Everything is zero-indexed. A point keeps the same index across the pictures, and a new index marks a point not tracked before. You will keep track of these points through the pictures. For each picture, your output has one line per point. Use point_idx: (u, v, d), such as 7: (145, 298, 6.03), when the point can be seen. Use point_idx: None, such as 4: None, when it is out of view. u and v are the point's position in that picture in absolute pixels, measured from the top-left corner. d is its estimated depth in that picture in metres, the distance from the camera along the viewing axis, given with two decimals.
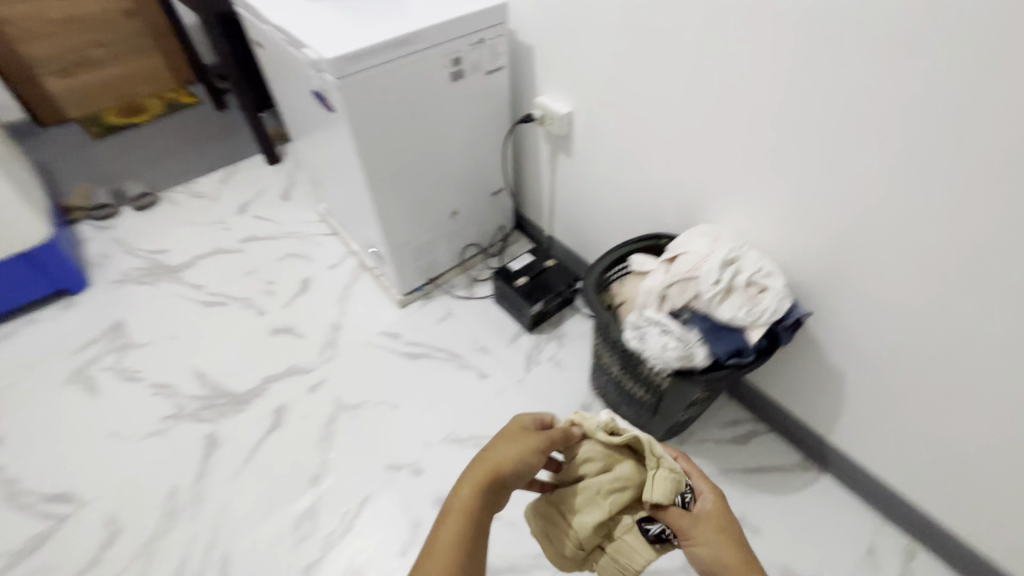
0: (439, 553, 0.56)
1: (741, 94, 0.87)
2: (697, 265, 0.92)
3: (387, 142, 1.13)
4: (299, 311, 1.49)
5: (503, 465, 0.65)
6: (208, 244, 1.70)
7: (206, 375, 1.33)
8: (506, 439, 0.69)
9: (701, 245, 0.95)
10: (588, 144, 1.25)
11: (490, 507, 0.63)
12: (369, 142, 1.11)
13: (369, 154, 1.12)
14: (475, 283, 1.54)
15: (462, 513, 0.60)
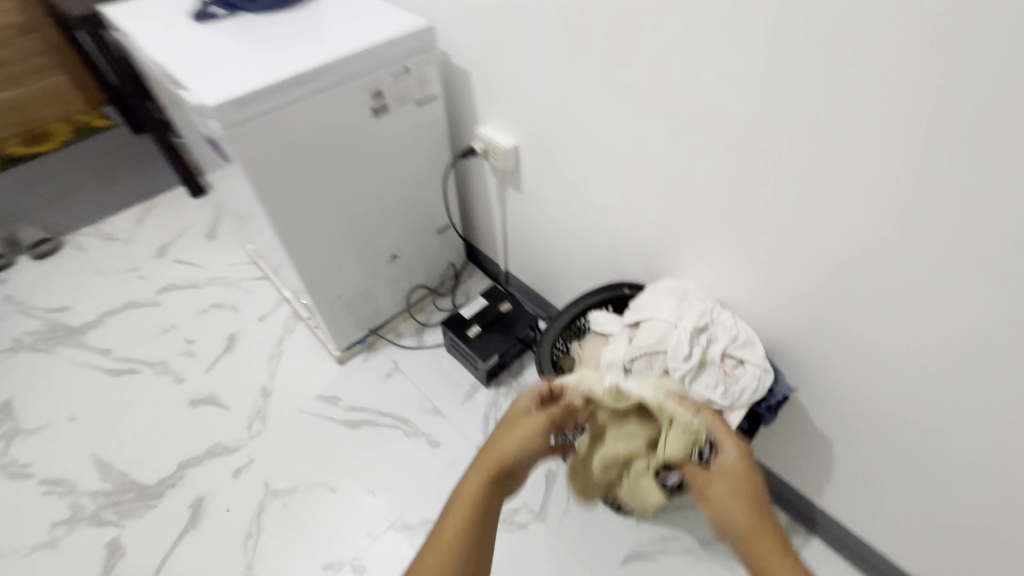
0: (449, 530, 0.60)
1: (706, 137, 0.74)
2: (664, 335, 0.79)
3: (301, 194, 0.96)
4: (223, 375, 1.30)
5: (506, 451, 0.67)
6: (119, 297, 1.49)
7: (110, 463, 1.14)
8: (508, 426, 0.71)
9: (667, 309, 0.82)
10: (538, 180, 1.11)
11: (498, 488, 0.65)
12: (278, 197, 0.94)
13: (279, 210, 0.95)
14: (425, 329, 1.39)
15: (469, 496, 0.63)
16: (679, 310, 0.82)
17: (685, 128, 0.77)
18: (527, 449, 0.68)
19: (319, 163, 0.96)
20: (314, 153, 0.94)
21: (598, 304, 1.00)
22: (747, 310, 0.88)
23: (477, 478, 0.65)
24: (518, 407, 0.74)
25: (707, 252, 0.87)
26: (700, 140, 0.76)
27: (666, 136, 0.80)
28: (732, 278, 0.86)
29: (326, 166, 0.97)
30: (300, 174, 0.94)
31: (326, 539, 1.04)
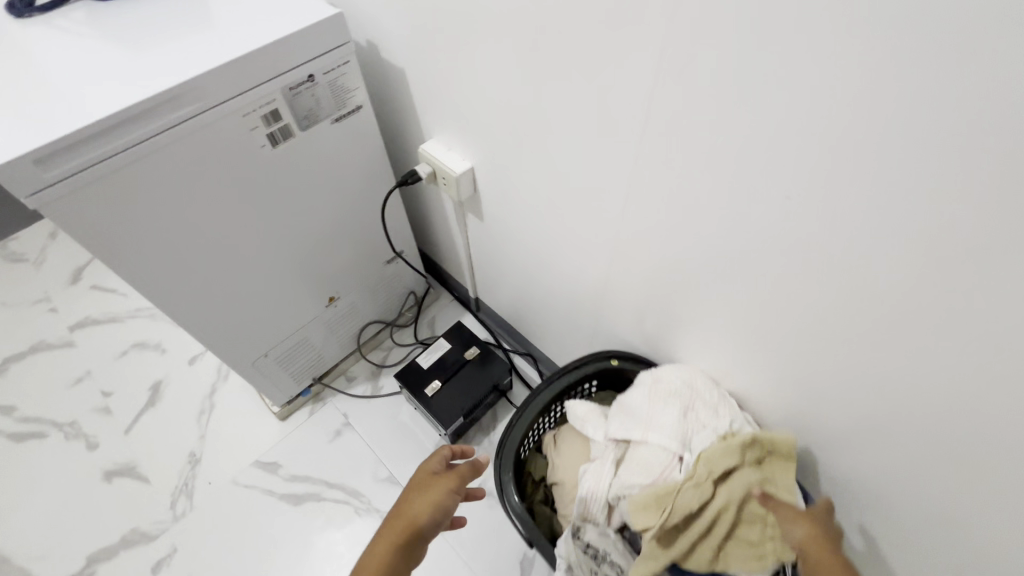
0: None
1: (725, 199, 0.50)
2: (667, 473, 0.62)
3: (186, 257, 0.73)
4: (145, 437, 1.11)
5: (416, 516, 0.61)
6: (25, 337, 1.28)
7: (7, 559, 0.97)
8: (418, 486, 0.65)
9: (668, 431, 0.64)
10: (501, 211, 0.87)
11: (408, 557, 0.59)
12: (152, 268, 0.70)
13: (158, 282, 0.72)
14: (380, 372, 1.19)
15: (374, 569, 0.56)
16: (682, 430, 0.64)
17: (691, 184, 0.53)
18: (440, 510, 0.62)
19: (203, 216, 0.72)
20: (192, 205, 0.70)
21: (577, 380, 0.80)
22: (761, 403, 0.68)
23: (385, 548, 0.58)
24: (429, 464, 0.68)
25: (711, 333, 0.67)
26: (712, 203, 0.52)
27: (664, 189, 0.56)
28: (745, 367, 0.66)
29: (213, 216, 0.73)
30: (178, 234, 0.70)
31: None
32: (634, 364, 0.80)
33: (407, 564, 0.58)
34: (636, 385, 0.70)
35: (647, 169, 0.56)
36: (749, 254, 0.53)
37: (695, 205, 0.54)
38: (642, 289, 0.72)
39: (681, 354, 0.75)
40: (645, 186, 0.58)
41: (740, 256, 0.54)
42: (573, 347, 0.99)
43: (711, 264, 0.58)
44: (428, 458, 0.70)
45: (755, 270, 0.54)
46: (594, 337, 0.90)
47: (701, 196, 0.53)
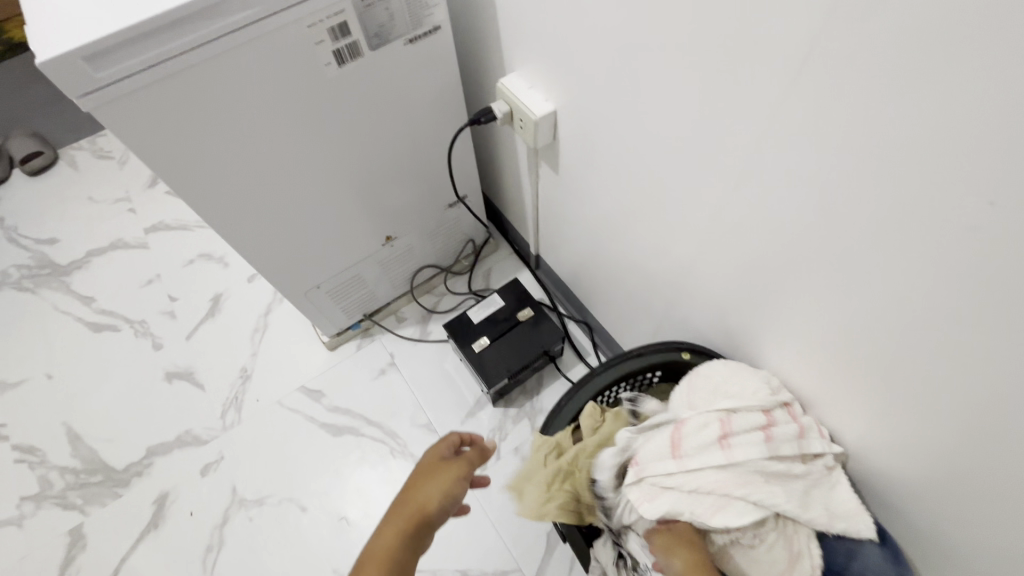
0: None
1: (885, 190, 0.38)
2: (685, 453, 0.53)
3: (240, 176, 0.69)
4: (203, 347, 1.15)
5: (427, 503, 0.57)
6: (108, 232, 1.34)
7: (81, 437, 1.06)
8: (425, 472, 0.61)
9: (700, 444, 0.53)
10: (579, 165, 0.76)
11: (417, 542, 0.55)
12: (206, 185, 0.67)
13: (211, 199, 0.69)
14: (429, 317, 1.15)
15: (384, 555, 0.52)
16: (720, 441, 0.52)
17: (841, 165, 0.40)
18: (449, 498, 0.58)
19: (259, 135, 0.67)
20: (250, 123, 0.65)
21: (639, 369, 0.72)
22: (853, 436, 0.57)
23: (394, 532, 0.54)
24: (436, 449, 0.64)
25: (813, 347, 0.56)
26: (865, 192, 0.40)
27: (798, 166, 0.44)
28: (848, 392, 0.55)
29: (270, 137, 0.68)
30: (233, 152, 0.66)
31: (290, 567, 0.92)
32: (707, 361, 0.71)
33: (416, 550, 0.54)
34: (699, 375, 0.61)
35: (782, 138, 0.44)
36: (899, 266, 0.41)
37: (839, 194, 0.42)
38: (735, 281, 0.61)
39: (767, 361, 0.64)
40: (773, 160, 0.46)
41: (885, 266, 0.42)
42: (636, 326, 0.90)
43: (841, 267, 0.46)
44: (435, 444, 0.65)
45: (902, 287, 0.42)
46: (664, 321, 0.80)
47: (852, 182, 0.40)
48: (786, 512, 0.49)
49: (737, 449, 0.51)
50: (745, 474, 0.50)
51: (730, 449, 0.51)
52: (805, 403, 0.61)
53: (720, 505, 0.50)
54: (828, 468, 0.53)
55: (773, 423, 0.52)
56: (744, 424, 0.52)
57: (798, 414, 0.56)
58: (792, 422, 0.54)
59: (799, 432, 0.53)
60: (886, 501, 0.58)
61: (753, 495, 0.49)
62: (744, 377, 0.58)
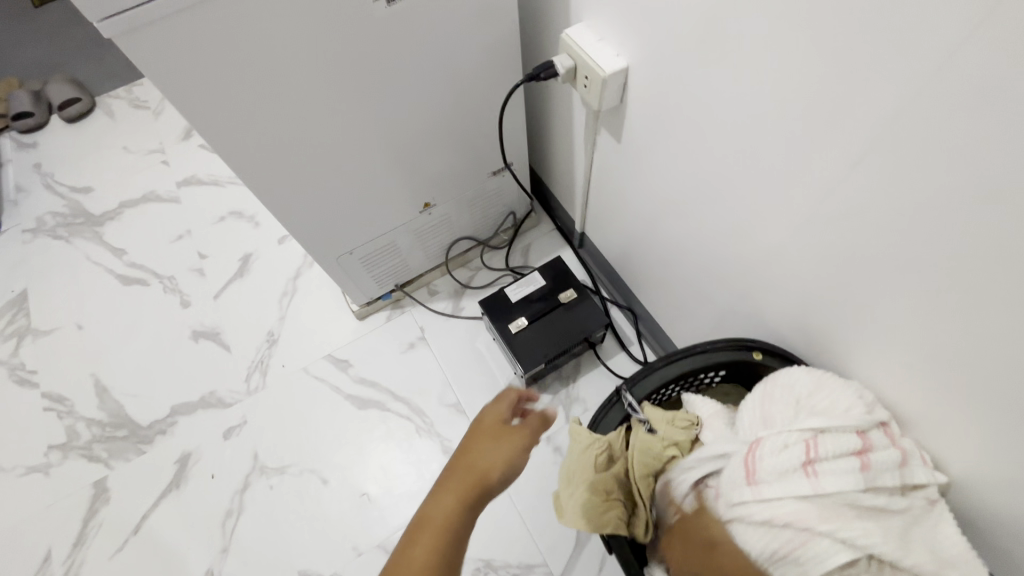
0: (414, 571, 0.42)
1: None
2: (758, 473, 0.50)
3: (272, 124, 0.63)
4: (231, 307, 1.12)
5: (490, 469, 0.50)
6: (141, 184, 1.31)
7: (108, 390, 1.05)
8: (485, 436, 0.54)
9: (780, 469, 0.49)
10: (647, 133, 0.67)
11: (476, 512, 0.49)
12: (235, 132, 0.61)
13: (240, 148, 0.63)
14: (463, 292, 1.09)
15: (440, 524, 0.46)
16: (803, 467, 0.48)
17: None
18: (512, 466, 0.52)
19: (293, 78, 0.60)
20: (283, 63, 0.58)
21: (701, 366, 0.66)
22: (962, 466, 0.49)
23: (452, 499, 0.48)
24: (495, 411, 0.57)
25: (926, 359, 0.47)
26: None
27: (960, 132, 0.35)
28: (963, 416, 0.46)
29: (305, 81, 0.61)
30: (265, 96, 0.60)
31: (309, 540, 0.90)
32: (781, 363, 0.62)
33: (474, 521, 0.48)
34: (785, 385, 0.56)
35: (944, 96, 0.34)
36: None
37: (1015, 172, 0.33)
38: (832, 275, 0.52)
39: (857, 369, 0.56)
40: (922, 126, 0.37)
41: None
42: (691, 316, 0.82)
43: (993, 266, 0.37)
44: (491, 405, 0.59)
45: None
46: (729, 313, 0.72)
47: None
48: (886, 556, 0.45)
49: (823, 480, 0.47)
50: (833, 507, 0.47)
51: (817, 478, 0.47)
52: (901, 422, 0.53)
53: (801, 539, 0.47)
54: (930, 500, 0.48)
55: (865, 450, 0.48)
56: (830, 450, 0.48)
57: (896, 434, 0.50)
58: (892, 447, 0.49)
59: (899, 459, 0.48)
60: (991, 544, 0.49)
61: (842, 532, 0.45)
62: (834, 390, 0.53)
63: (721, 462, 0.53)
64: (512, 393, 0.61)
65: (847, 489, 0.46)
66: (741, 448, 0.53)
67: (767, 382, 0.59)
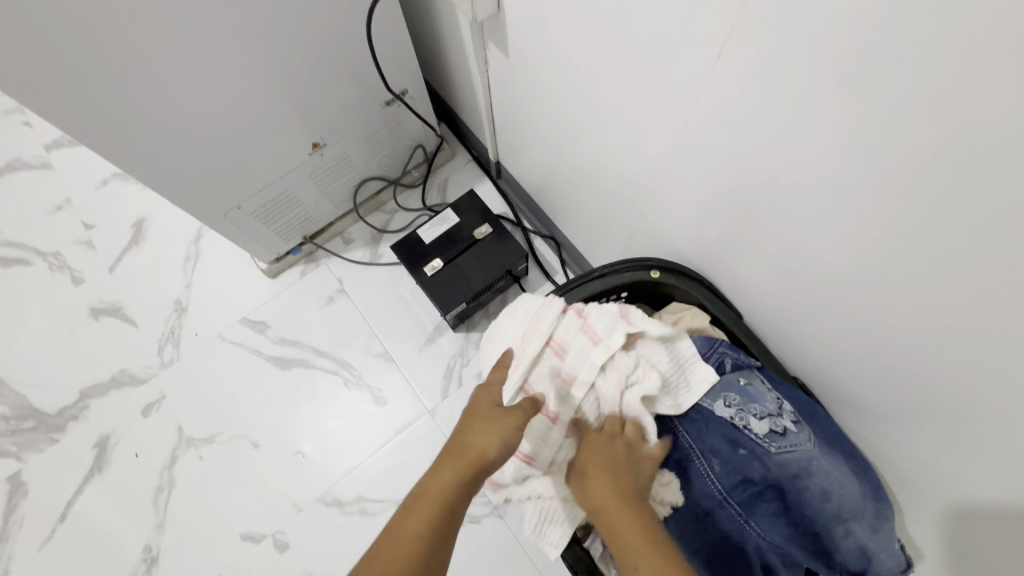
0: (404, 542, 0.41)
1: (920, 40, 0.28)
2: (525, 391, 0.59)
3: (103, 75, 0.55)
4: (130, 279, 1.03)
5: (486, 450, 0.47)
6: (2, 152, 1.15)
7: (6, 382, 0.97)
8: (483, 415, 0.50)
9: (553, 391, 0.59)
10: (530, 43, 0.61)
11: (473, 490, 0.46)
12: (72, 96, 0.55)
13: (77, 108, 0.56)
14: (380, 238, 1.04)
15: (439, 496, 0.44)
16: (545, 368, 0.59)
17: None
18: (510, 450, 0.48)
19: (117, 23, 0.52)
20: (95, 7, 0.50)
21: (603, 291, 0.66)
22: (841, 355, 0.51)
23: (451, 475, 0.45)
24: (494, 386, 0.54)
25: (806, 258, 0.47)
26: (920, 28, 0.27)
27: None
28: (844, 310, 0.47)
29: (130, 22, 0.53)
30: (93, 48, 0.53)
31: (249, 503, 0.89)
32: (678, 278, 0.63)
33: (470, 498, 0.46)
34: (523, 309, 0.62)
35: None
36: (955, 148, 0.30)
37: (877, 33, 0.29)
38: (717, 181, 0.50)
39: (749, 274, 0.56)
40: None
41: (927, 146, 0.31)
42: (604, 238, 0.80)
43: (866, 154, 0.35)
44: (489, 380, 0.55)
45: (949, 176, 0.31)
46: (634, 232, 0.70)
47: (911, 16, 0.27)
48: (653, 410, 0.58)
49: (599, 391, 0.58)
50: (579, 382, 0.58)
51: (554, 359, 0.60)
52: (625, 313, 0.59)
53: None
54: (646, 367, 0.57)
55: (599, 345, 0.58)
56: (597, 365, 0.58)
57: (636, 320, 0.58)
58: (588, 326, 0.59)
59: (590, 338, 0.59)
60: (882, 416, 0.52)
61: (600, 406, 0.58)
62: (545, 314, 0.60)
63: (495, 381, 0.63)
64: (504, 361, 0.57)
65: (570, 367, 0.59)
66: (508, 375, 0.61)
67: (514, 304, 0.64)
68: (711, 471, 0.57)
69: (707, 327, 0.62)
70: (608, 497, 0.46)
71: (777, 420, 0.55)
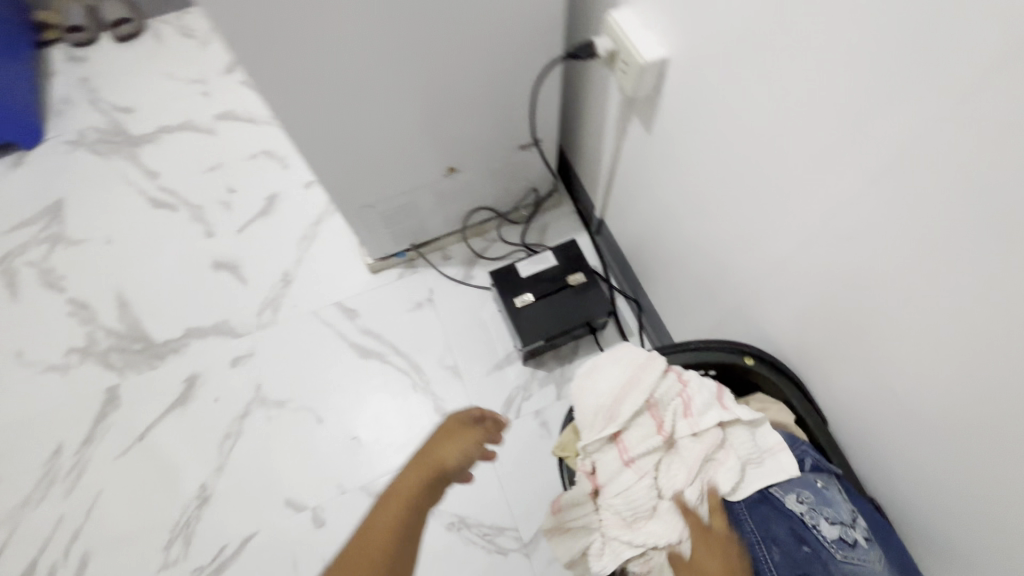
0: (377, 528, 0.54)
1: None
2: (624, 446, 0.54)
3: (314, 71, 0.66)
4: (252, 243, 1.16)
5: (442, 459, 0.61)
6: (180, 113, 1.34)
7: (130, 304, 1.10)
8: (443, 432, 0.64)
9: (652, 452, 0.54)
10: (675, 129, 0.67)
11: (430, 493, 0.59)
12: (285, 80, 0.65)
13: (285, 90, 0.67)
14: (475, 261, 1.11)
15: (406, 494, 0.57)
16: (644, 425, 0.55)
17: None
18: (466, 457, 0.62)
19: (341, 35, 0.63)
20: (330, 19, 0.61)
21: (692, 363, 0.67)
22: (926, 494, 0.51)
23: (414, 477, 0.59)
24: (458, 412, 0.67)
25: (907, 388, 0.48)
26: None
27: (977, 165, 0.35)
28: (939, 448, 0.47)
29: (350, 37, 0.64)
30: (316, 48, 0.63)
31: (298, 471, 0.95)
32: (771, 372, 0.63)
33: (430, 498, 0.59)
34: (616, 357, 0.58)
35: (983, 116, 0.33)
36: None
37: None
38: (831, 293, 0.53)
39: (841, 388, 0.57)
40: (950, 148, 0.36)
41: None
42: (694, 316, 0.83)
43: (1001, 309, 0.37)
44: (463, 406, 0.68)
45: None
46: (729, 318, 0.73)
47: None
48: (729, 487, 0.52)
49: (679, 460, 0.53)
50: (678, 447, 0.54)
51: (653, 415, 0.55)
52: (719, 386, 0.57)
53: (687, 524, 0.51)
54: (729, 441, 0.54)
55: (692, 412, 0.54)
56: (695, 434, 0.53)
57: (729, 402, 0.55)
58: (688, 390, 0.55)
59: (691, 402, 0.55)
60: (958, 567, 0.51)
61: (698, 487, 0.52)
62: (645, 366, 0.57)
63: (582, 426, 0.57)
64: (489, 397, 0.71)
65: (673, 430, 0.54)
66: (598, 422, 0.56)
67: (611, 351, 0.60)
68: (768, 560, 0.49)
69: (790, 425, 0.61)
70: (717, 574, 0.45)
71: (848, 530, 0.48)
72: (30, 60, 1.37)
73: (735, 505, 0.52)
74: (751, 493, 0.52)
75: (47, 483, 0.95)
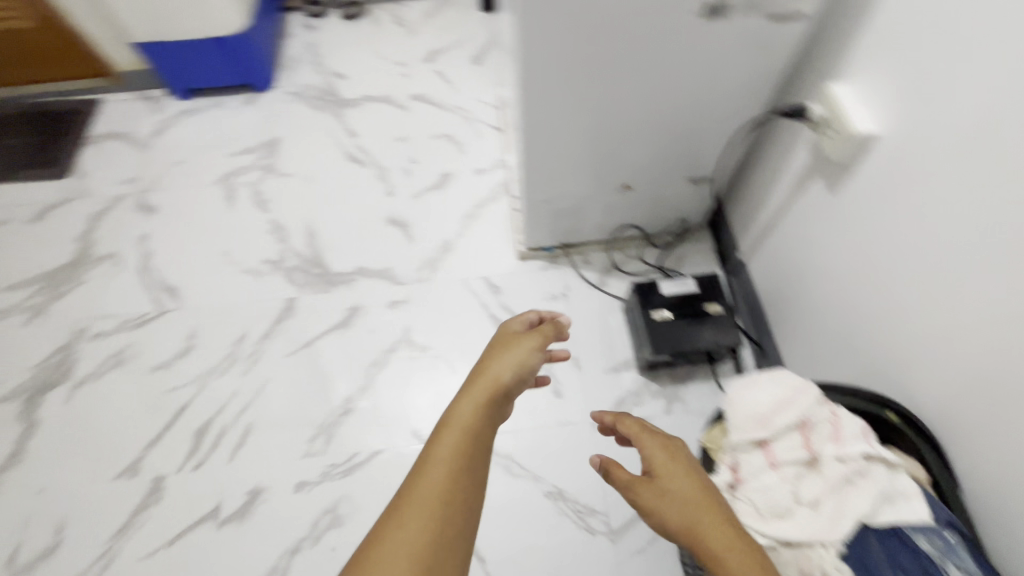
0: (442, 452, 0.52)
1: None
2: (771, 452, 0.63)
3: (567, 83, 0.80)
4: (423, 210, 1.33)
5: (496, 374, 0.61)
6: (382, 87, 1.57)
7: (316, 236, 1.31)
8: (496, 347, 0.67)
9: (795, 463, 0.62)
10: (864, 196, 0.75)
11: (492, 411, 0.59)
12: (542, 86, 0.80)
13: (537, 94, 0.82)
14: (613, 272, 1.22)
15: (466, 417, 0.56)
16: (793, 440, 0.63)
17: None
18: (520, 368, 0.63)
19: (599, 60, 0.77)
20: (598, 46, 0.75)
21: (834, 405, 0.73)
22: None
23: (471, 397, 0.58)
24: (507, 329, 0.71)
25: None
26: None
27: None
28: None
29: (606, 63, 0.77)
30: (578, 66, 0.78)
31: (427, 409, 1.09)
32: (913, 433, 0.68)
33: (493, 415, 0.59)
34: (777, 377, 0.66)
35: None
36: None
37: None
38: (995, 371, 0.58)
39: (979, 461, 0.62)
40: None
41: None
42: (827, 368, 0.88)
43: None
44: (507, 324, 0.73)
45: None
46: (870, 376, 0.78)
47: None
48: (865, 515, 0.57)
49: (821, 476, 0.61)
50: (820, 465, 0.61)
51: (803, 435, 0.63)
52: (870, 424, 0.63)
53: (824, 533, 0.58)
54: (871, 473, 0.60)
55: (839, 439, 0.61)
56: (840, 458, 0.61)
57: (874, 440, 0.62)
58: (839, 420, 0.62)
59: (841, 431, 0.62)
60: None
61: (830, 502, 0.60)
62: (804, 392, 0.64)
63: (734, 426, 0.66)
64: (528, 314, 0.76)
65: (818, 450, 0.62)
66: (751, 427, 0.65)
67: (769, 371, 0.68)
68: None
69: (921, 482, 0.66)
70: (715, 524, 0.51)
71: None
72: (276, 20, 1.65)
73: (868, 531, 0.57)
74: (885, 525, 0.57)
75: (230, 361, 1.15)
